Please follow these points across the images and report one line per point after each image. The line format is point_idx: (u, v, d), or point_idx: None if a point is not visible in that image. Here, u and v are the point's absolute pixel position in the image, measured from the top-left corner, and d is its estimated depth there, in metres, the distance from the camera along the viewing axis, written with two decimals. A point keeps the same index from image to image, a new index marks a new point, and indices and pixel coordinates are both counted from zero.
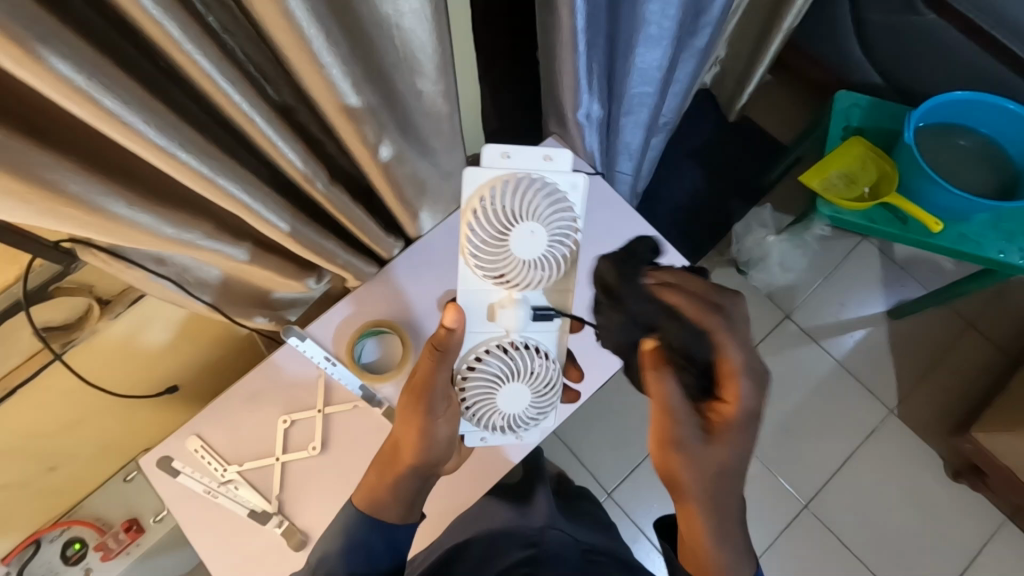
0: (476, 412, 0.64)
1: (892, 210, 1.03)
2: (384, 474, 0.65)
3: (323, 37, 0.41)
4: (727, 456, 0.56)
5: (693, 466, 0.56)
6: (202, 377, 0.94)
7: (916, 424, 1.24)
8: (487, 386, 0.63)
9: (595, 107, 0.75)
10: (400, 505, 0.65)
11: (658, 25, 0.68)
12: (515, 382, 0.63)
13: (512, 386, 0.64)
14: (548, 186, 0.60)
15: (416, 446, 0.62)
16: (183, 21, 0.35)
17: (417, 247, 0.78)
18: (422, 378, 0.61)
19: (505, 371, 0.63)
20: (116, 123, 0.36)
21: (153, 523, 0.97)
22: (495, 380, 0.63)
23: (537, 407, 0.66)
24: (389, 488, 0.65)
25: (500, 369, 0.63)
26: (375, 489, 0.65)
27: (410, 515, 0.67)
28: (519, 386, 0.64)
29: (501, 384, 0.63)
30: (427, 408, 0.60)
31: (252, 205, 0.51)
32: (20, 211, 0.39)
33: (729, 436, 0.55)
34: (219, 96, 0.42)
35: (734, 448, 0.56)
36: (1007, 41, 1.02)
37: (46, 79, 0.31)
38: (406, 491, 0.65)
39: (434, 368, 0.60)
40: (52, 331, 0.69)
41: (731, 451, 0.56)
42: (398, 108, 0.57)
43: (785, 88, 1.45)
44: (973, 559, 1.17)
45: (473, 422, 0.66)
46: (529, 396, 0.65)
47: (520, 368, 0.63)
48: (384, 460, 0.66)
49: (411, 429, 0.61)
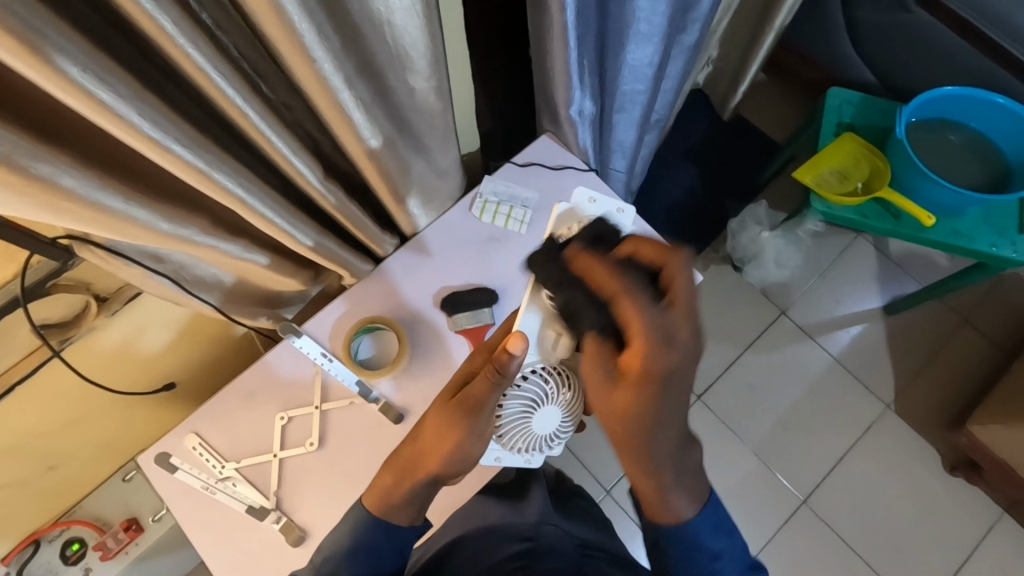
0: (506, 431, 0.66)
1: (885, 204, 1.04)
2: (400, 477, 0.63)
3: (314, 31, 0.42)
4: (628, 411, 0.49)
5: (603, 408, 0.51)
6: (200, 377, 0.94)
7: (913, 418, 1.24)
8: (523, 406, 0.65)
9: (587, 104, 0.77)
10: (411, 508, 0.63)
11: (648, 22, 0.68)
12: (551, 406, 0.66)
13: (546, 410, 0.66)
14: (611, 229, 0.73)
15: (448, 458, 0.60)
16: (177, 17, 0.35)
17: (412, 245, 0.80)
18: (476, 393, 0.59)
19: (541, 395, 0.65)
20: (111, 116, 0.37)
21: (153, 523, 0.97)
22: (531, 402, 0.65)
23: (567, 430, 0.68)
24: (404, 492, 0.63)
25: (538, 393, 0.65)
26: (387, 493, 0.63)
27: (417, 519, 0.65)
28: (552, 410, 0.66)
29: (537, 406, 0.65)
30: (472, 420, 0.59)
31: (247, 199, 0.52)
32: (18, 206, 0.40)
33: (636, 388, 0.48)
34: (214, 91, 0.42)
35: (637, 401, 0.48)
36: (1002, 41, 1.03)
37: (43, 71, 0.31)
38: (417, 497, 0.63)
39: (491, 390, 0.59)
40: (49, 329, 0.69)
41: (633, 405, 0.49)
42: (390, 103, 0.58)
43: (777, 87, 1.46)
44: (971, 552, 1.17)
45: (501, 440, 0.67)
46: (559, 421, 0.67)
47: (556, 392, 0.65)
48: (402, 463, 0.63)
49: (449, 440, 0.60)
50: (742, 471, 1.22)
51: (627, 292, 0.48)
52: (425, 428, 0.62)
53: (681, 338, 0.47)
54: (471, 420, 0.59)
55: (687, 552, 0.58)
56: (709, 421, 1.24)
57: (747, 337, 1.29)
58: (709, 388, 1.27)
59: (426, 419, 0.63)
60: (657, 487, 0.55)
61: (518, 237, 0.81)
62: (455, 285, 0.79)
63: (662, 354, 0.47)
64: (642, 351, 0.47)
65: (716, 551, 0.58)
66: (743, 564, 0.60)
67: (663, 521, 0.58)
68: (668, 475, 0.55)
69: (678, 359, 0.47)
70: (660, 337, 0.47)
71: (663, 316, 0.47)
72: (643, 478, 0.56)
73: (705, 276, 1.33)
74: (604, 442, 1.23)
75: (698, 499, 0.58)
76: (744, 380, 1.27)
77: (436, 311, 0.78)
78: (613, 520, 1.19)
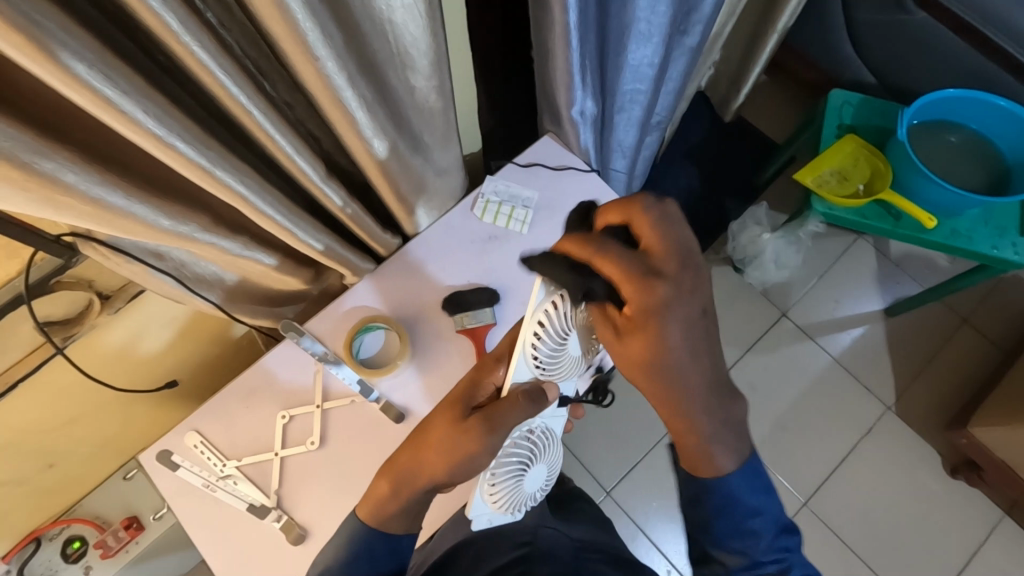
0: (501, 496, 0.60)
1: (886, 206, 1.04)
2: (396, 486, 0.60)
3: (317, 30, 0.42)
4: (637, 351, 0.48)
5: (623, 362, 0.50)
6: (201, 375, 0.95)
7: (914, 421, 1.24)
8: (518, 465, 0.61)
9: (588, 104, 0.77)
10: (404, 516, 0.62)
11: (648, 22, 0.68)
12: (539, 462, 0.63)
13: (536, 467, 0.63)
14: None
15: (452, 469, 0.56)
16: (182, 15, 0.36)
17: (416, 243, 0.80)
18: (499, 408, 0.55)
19: (534, 450, 0.62)
20: (114, 111, 0.37)
21: (153, 521, 0.97)
22: (525, 461, 0.61)
23: (546, 483, 0.66)
24: (398, 502, 0.61)
25: (527, 453, 0.62)
26: (382, 503, 0.61)
27: (412, 527, 0.64)
28: (540, 467, 0.63)
29: (529, 464, 0.62)
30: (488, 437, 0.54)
31: (249, 196, 0.52)
32: (21, 202, 0.41)
33: (641, 334, 0.47)
34: (217, 87, 0.42)
35: (649, 343, 0.47)
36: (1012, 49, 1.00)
37: (47, 67, 0.32)
38: (413, 505, 0.61)
39: (517, 414, 0.55)
40: (52, 326, 0.69)
41: (648, 349, 0.47)
42: (391, 102, 0.58)
43: (779, 88, 1.46)
44: (973, 554, 1.17)
45: (493, 504, 0.60)
46: (543, 477, 0.65)
47: (542, 447, 0.63)
48: (395, 473, 0.61)
49: (458, 451, 0.55)
50: None
51: (594, 249, 0.47)
52: (428, 437, 0.59)
53: (665, 270, 0.47)
54: (485, 440, 0.54)
55: (724, 505, 0.55)
56: None
57: (748, 338, 1.29)
58: None
59: (433, 427, 0.59)
60: (699, 438, 0.53)
61: (518, 237, 0.81)
62: (456, 285, 0.79)
63: (649, 290, 0.46)
64: (633, 292, 0.46)
65: (754, 508, 0.55)
66: (779, 526, 0.57)
67: (701, 474, 0.55)
68: (704, 424, 0.52)
69: (669, 292, 0.47)
70: (641, 275, 0.46)
71: (639, 258, 0.47)
72: (682, 433, 0.53)
73: None
74: (604, 444, 1.23)
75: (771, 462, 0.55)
76: (746, 380, 1.27)
77: (436, 311, 0.78)
78: (614, 520, 1.19)
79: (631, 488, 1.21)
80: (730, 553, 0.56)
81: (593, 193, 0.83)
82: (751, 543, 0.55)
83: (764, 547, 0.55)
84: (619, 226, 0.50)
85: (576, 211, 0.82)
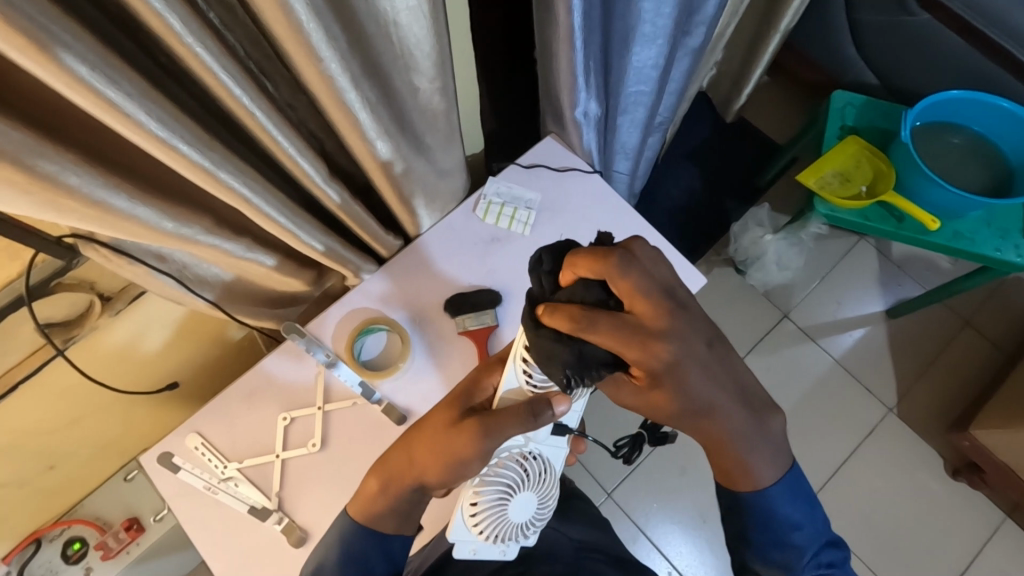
0: (483, 523, 0.59)
1: (888, 207, 1.04)
2: (385, 482, 0.61)
3: (321, 32, 0.42)
4: (664, 404, 0.49)
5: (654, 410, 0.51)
6: (202, 376, 0.94)
7: (916, 423, 1.24)
8: (500, 493, 0.60)
9: (592, 105, 0.77)
10: (395, 516, 0.61)
11: (653, 24, 0.68)
12: (529, 492, 0.60)
13: (524, 497, 0.60)
14: None
15: (444, 468, 0.56)
16: (185, 16, 0.35)
17: (418, 244, 0.80)
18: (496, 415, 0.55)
19: (519, 479, 0.60)
20: (117, 113, 0.37)
21: (153, 523, 0.97)
22: (508, 489, 0.60)
23: (545, 515, 0.62)
24: (387, 501, 0.61)
25: (513, 481, 0.60)
26: (373, 500, 0.61)
27: (405, 527, 0.63)
28: (529, 497, 0.60)
29: (514, 492, 0.60)
30: (481, 439, 0.54)
31: (252, 199, 0.52)
32: (23, 204, 0.40)
33: (662, 390, 0.48)
34: (220, 90, 0.42)
35: (673, 396, 0.48)
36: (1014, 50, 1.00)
37: (49, 69, 0.32)
38: (403, 505, 0.61)
39: (514, 425, 0.54)
40: (53, 328, 0.70)
41: (667, 397, 0.48)
42: (395, 104, 0.58)
43: (781, 89, 1.46)
44: (974, 556, 1.17)
45: (473, 531, 0.60)
46: (536, 509, 0.61)
47: (534, 478, 0.61)
48: (386, 470, 0.61)
49: (450, 451, 0.55)
50: None
51: (589, 329, 0.45)
52: (422, 434, 0.59)
53: (660, 327, 0.46)
54: (479, 444, 0.54)
55: (764, 520, 0.55)
56: None
57: (750, 339, 1.29)
58: None
59: (427, 424, 0.59)
60: (739, 453, 0.52)
61: (521, 239, 0.81)
62: (458, 286, 0.79)
63: (656, 356, 0.46)
64: (640, 360, 0.46)
65: (795, 521, 0.55)
66: (822, 540, 0.56)
67: (740, 490, 0.55)
68: (743, 439, 0.52)
69: (677, 345, 0.47)
70: (644, 341, 0.46)
71: (633, 323, 0.46)
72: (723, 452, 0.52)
73: (709, 279, 1.32)
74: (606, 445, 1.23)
75: (777, 470, 0.55)
76: None
77: (438, 313, 0.78)
78: (614, 522, 1.18)
79: (632, 490, 1.21)
80: (770, 567, 0.55)
81: (597, 195, 0.82)
82: (792, 558, 0.54)
83: (804, 563, 0.55)
84: (594, 283, 0.47)
85: (580, 213, 0.82)
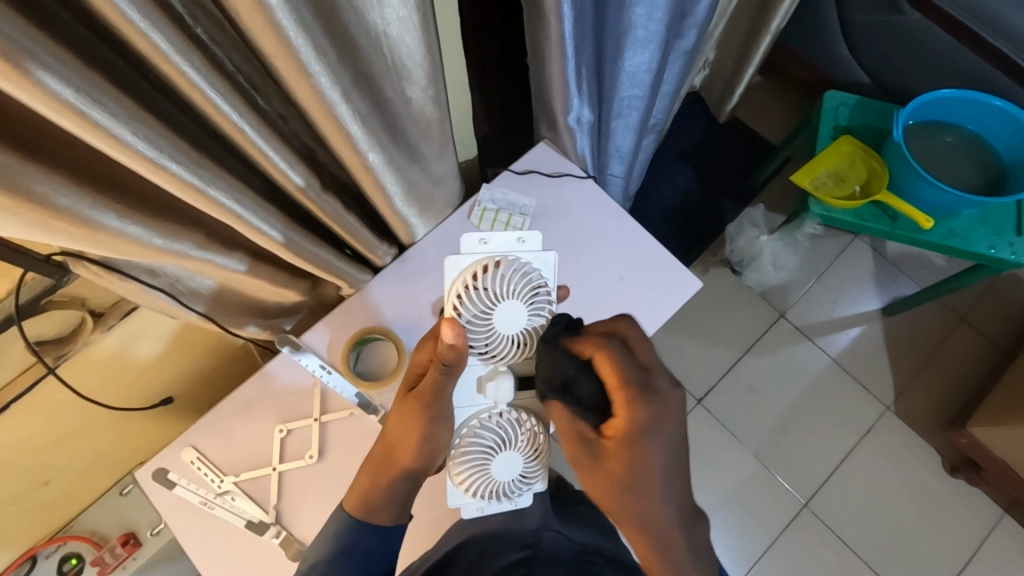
0: (469, 484, 0.65)
1: (882, 207, 1.04)
2: (377, 478, 0.63)
3: (311, 45, 0.42)
4: (620, 474, 0.53)
5: (603, 487, 0.54)
6: (197, 390, 0.93)
7: (911, 419, 1.24)
8: (482, 454, 0.64)
9: (585, 112, 0.77)
10: (392, 508, 0.64)
11: (646, 28, 0.68)
12: (507, 450, 0.64)
13: (505, 456, 0.64)
14: (524, 264, 0.63)
15: (418, 450, 0.61)
16: (171, 34, 0.35)
17: (412, 253, 0.79)
18: (430, 390, 0.59)
19: (497, 441, 0.64)
20: (105, 135, 0.36)
21: (152, 536, 0.92)
22: (489, 451, 0.64)
23: (533, 470, 0.66)
24: (385, 493, 0.63)
25: (493, 442, 0.64)
26: (368, 494, 0.64)
27: (400, 518, 0.66)
28: (511, 456, 0.64)
29: (495, 452, 0.64)
30: (434, 416, 0.60)
31: (243, 213, 0.51)
32: (10, 225, 0.40)
33: (622, 457, 0.52)
34: (209, 107, 0.42)
35: (630, 461, 0.52)
36: (1007, 49, 1.02)
37: (35, 93, 0.31)
38: (399, 493, 0.64)
39: (445, 381, 0.59)
40: (45, 345, 0.71)
41: (626, 470, 0.53)
42: (387, 113, 0.58)
43: (774, 87, 1.46)
44: (974, 552, 1.17)
45: (468, 493, 0.66)
46: (522, 465, 0.65)
47: (513, 437, 0.64)
48: (376, 462, 0.64)
49: (415, 431, 0.60)
50: (742, 474, 1.21)
51: (608, 348, 0.54)
52: (389, 427, 0.63)
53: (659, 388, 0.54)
54: (430, 414, 0.59)
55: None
56: (708, 423, 1.24)
57: (747, 339, 1.29)
58: (709, 390, 1.26)
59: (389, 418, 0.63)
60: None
61: None
62: None
63: (644, 405, 0.52)
64: (627, 405, 0.52)
65: None
66: None
67: None
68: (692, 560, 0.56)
69: (659, 407, 0.53)
70: (640, 387, 0.52)
71: (641, 370, 0.54)
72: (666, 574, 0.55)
73: (706, 280, 1.32)
74: None
75: None
76: (745, 381, 1.27)
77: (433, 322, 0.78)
78: None
79: None
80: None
81: (592, 201, 0.82)
82: None
83: None
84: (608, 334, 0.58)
85: (577, 219, 0.81)
